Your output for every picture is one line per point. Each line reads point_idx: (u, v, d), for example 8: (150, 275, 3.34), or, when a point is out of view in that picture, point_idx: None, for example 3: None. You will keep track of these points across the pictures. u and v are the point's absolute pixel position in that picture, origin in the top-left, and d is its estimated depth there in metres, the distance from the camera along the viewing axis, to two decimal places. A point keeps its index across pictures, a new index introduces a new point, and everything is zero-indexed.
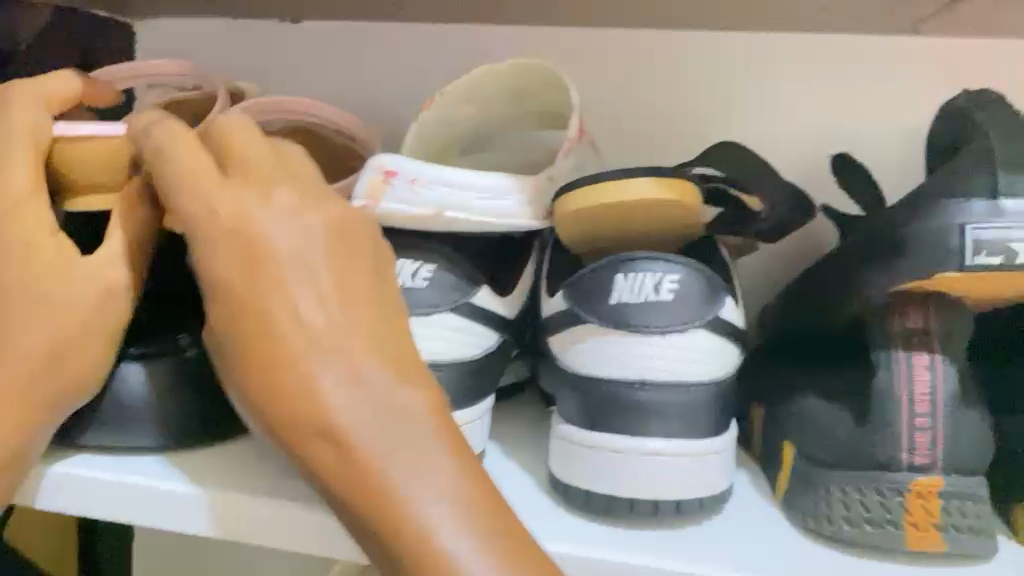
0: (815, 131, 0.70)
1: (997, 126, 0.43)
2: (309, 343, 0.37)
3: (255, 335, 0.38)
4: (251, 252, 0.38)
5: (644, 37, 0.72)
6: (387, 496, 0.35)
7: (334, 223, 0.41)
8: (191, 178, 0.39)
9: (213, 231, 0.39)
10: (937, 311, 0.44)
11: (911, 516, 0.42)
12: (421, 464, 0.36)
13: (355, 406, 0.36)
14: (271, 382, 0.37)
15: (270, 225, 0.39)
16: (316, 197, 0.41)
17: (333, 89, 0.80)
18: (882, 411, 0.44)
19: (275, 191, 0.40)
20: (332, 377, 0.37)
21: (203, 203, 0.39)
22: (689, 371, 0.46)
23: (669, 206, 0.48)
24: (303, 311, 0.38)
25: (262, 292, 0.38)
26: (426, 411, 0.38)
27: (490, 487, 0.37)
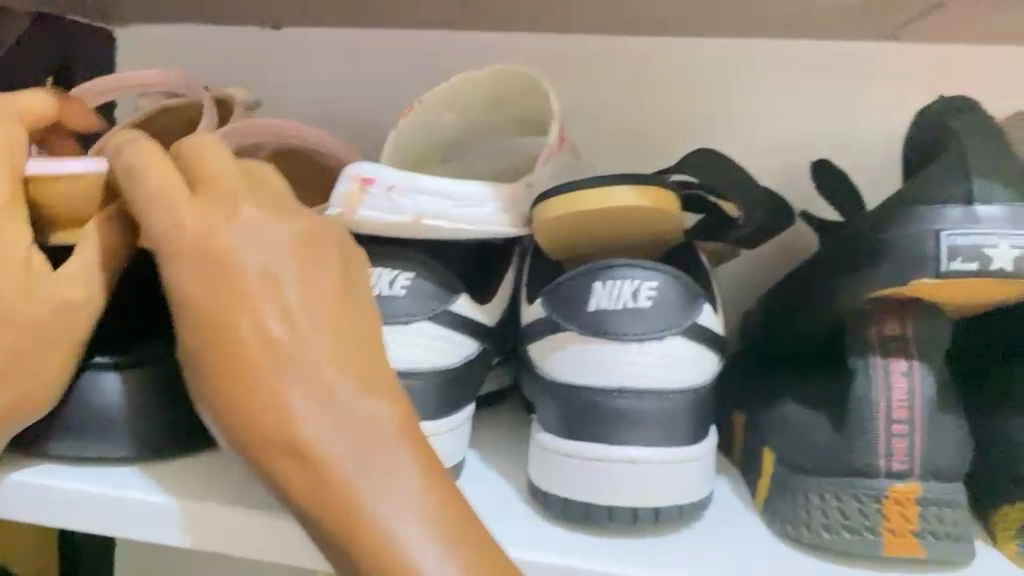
0: (795, 136, 0.70)
1: (972, 132, 0.43)
2: (277, 359, 0.37)
3: (221, 351, 0.37)
4: (218, 267, 0.38)
5: (625, 43, 0.73)
6: (354, 511, 0.35)
7: (302, 236, 0.40)
8: (159, 193, 0.39)
9: (181, 247, 0.38)
10: (913, 317, 0.44)
11: (888, 523, 0.42)
12: (389, 477, 0.36)
13: (323, 421, 0.36)
14: (235, 397, 0.37)
15: (235, 239, 0.38)
16: (287, 213, 0.41)
17: (314, 95, 0.79)
18: (859, 418, 0.44)
19: (243, 206, 0.39)
20: (298, 391, 0.37)
21: (173, 220, 0.39)
22: (667, 379, 0.46)
23: (647, 214, 0.48)
24: (268, 325, 0.38)
25: (226, 306, 0.38)
26: (394, 422, 0.38)
27: (458, 500, 0.37)
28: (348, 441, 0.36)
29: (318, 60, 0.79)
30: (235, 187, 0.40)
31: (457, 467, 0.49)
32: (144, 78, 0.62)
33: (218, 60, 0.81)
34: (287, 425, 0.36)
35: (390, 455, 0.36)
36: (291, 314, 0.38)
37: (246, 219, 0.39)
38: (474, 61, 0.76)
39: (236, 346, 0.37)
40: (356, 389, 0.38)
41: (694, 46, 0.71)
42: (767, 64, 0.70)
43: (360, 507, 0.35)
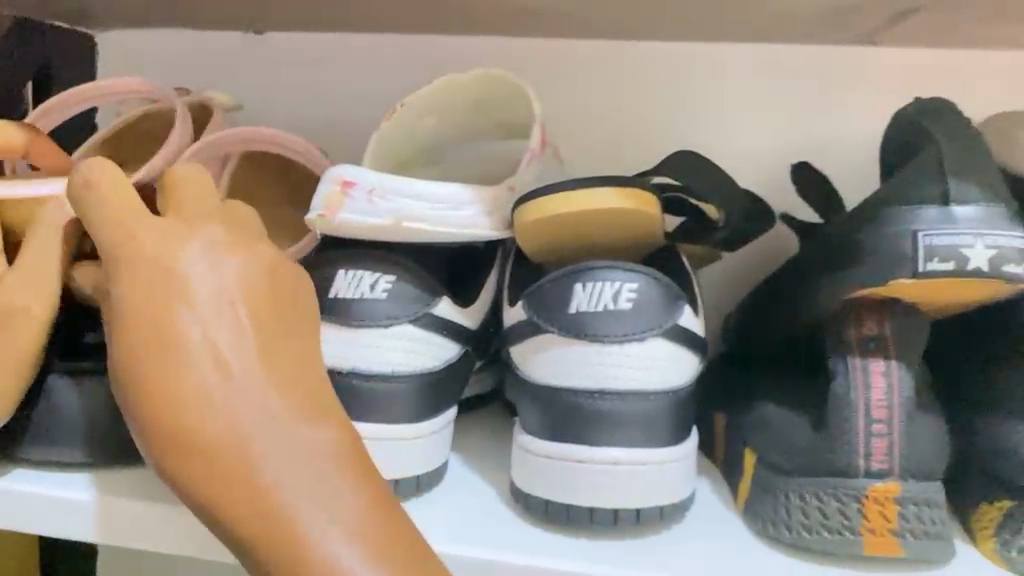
0: (777, 139, 0.71)
1: (946, 134, 0.43)
2: (216, 377, 0.37)
3: (157, 368, 0.37)
4: (166, 285, 0.38)
5: (607, 48, 0.73)
6: (283, 525, 0.35)
7: (257, 258, 0.41)
8: (122, 214, 0.40)
9: (132, 265, 0.39)
10: (892, 316, 0.45)
11: (869, 522, 0.42)
12: (321, 492, 0.35)
13: (261, 443, 0.36)
14: (166, 406, 0.36)
15: (184, 253, 0.39)
16: (244, 239, 0.42)
17: (296, 99, 0.79)
18: (838, 419, 0.44)
19: (200, 230, 0.40)
20: (230, 403, 0.36)
21: (129, 234, 0.40)
22: (649, 380, 0.46)
23: (629, 216, 0.48)
24: (208, 336, 0.38)
25: (163, 316, 0.38)
26: (334, 441, 0.37)
27: (399, 523, 0.36)
28: (281, 455, 0.36)
29: (299, 66, 0.79)
30: (199, 211, 0.42)
31: (440, 470, 0.49)
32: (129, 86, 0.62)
33: (199, 66, 0.81)
34: (219, 436, 0.36)
35: (325, 469, 0.36)
36: (234, 328, 0.38)
37: (204, 236, 0.40)
38: (458, 66, 0.76)
39: (171, 356, 0.37)
40: (294, 405, 0.38)
41: (676, 50, 0.72)
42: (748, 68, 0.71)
43: (289, 521, 0.35)
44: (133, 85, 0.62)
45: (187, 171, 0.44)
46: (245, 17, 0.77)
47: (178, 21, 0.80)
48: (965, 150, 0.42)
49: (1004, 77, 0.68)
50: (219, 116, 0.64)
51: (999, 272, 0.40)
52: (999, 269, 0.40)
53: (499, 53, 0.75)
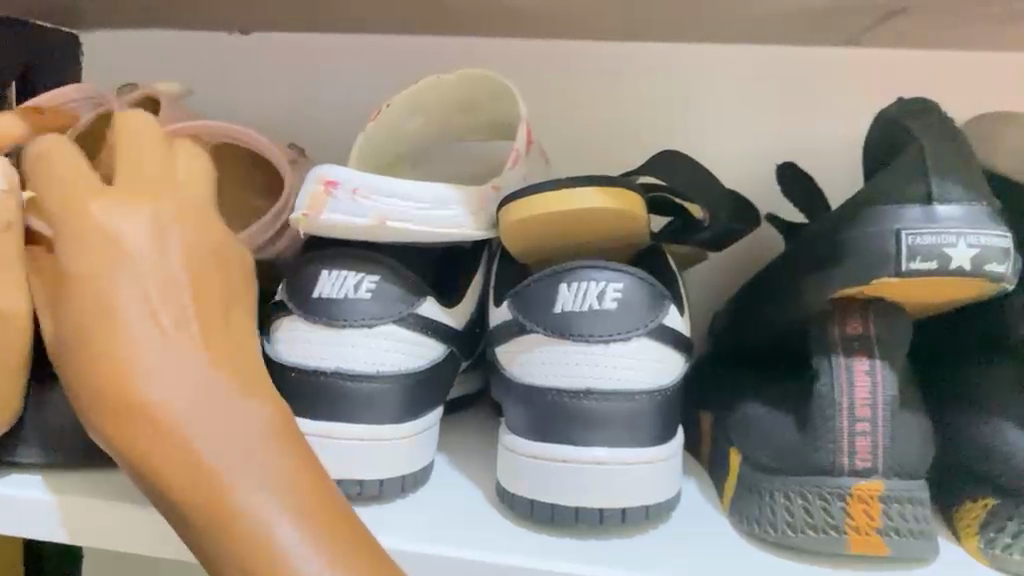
0: (761, 141, 0.71)
1: (928, 133, 0.44)
2: (147, 343, 0.39)
3: (95, 332, 0.40)
4: (105, 255, 0.41)
5: (592, 49, 0.73)
6: (202, 476, 0.36)
7: (200, 233, 0.45)
8: (77, 185, 0.44)
9: (76, 236, 0.42)
10: (876, 316, 0.45)
11: (853, 520, 0.42)
12: (244, 448, 0.37)
13: (185, 401, 0.38)
14: (102, 363, 0.39)
15: (124, 222, 0.42)
16: (186, 215, 0.45)
17: (280, 101, 0.79)
18: (823, 418, 0.44)
19: (141, 206, 0.43)
20: (162, 362, 0.39)
21: (79, 207, 0.43)
22: (635, 380, 0.46)
23: (615, 216, 0.48)
24: (144, 305, 0.40)
25: (102, 284, 0.41)
26: (265, 409, 0.39)
27: (327, 489, 0.37)
28: (206, 413, 0.38)
29: (286, 69, 0.79)
30: (147, 181, 0.45)
31: (426, 470, 0.49)
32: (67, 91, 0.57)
33: (184, 68, 0.81)
34: (146, 395, 0.38)
35: (250, 430, 0.38)
36: (174, 297, 0.41)
37: (147, 208, 0.43)
38: (443, 67, 0.76)
39: (110, 314, 0.40)
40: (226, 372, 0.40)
41: (659, 51, 0.72)
42: (733, 68, 0.71)
43: (209, 473, 0.36)
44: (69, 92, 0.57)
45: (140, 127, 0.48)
46: (230, 19, 0.77)
47: (162, 23, 0.79)
48: (948, 150, 0.42)
49: (988, 81, 0.68)
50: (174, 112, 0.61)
51: (981, 271, 0.40)
52: (981, 267, 0.40)
53: (484, 55, 0.75)
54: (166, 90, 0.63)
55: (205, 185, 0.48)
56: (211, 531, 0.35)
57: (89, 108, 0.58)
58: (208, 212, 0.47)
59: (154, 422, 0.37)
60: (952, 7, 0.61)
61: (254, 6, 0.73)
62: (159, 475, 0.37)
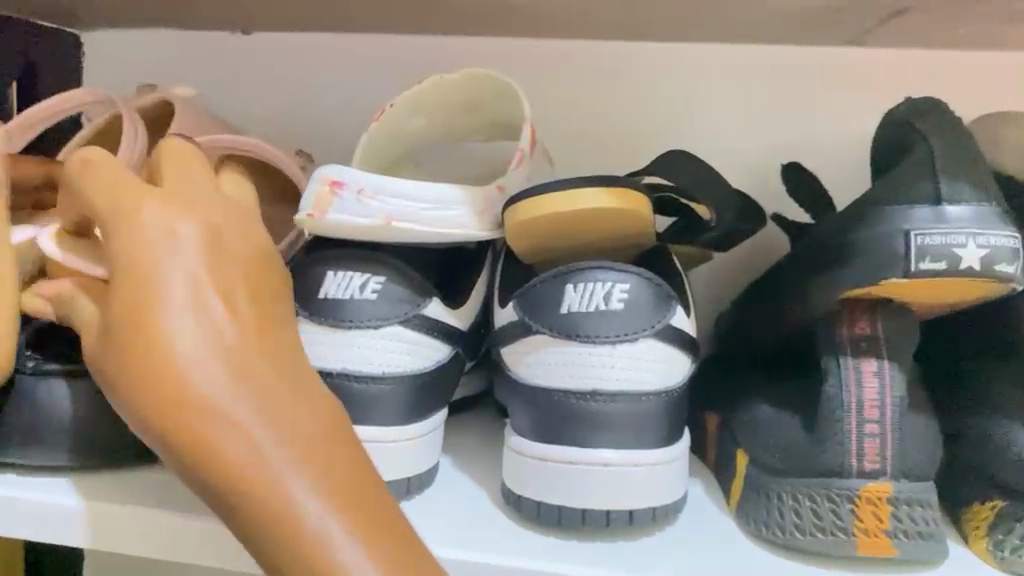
0: (765, 140, 0.71)
1: (935, 133, 0.43)
2: (200, 343, 0.37)
3: (147, 330, 0.37)
4: (157, 251, 0.39)
5: (595, 49, 0.73)
6: (258, 475, 0.35)
7: (246, 229, 0.43)
8: (120, 186, 0.41)
9: (123, 232, 0.40)
10: (883, 316, 0.44)
11: (862, 523, 0.42)
12: (298, 450, 0.36)
13: (242, 406, 0.37)
14: (156, 358, 0.37)
15: (175, 220, 0.40)
16: (234, 218, 0.43)
17: (281, 100, 0.78)
18: (831, 420, 0.44)
19: (191, 207, 0.41)
20: (215, 363, 0.37)
21: (127, 205, 0.40)
22: (641, 381, 0.46)
23: (620, 216, 0.48)
24: (197, 305, 0.38)
25: (153, 281, 0.38)
26: (316, 411, 0.38)
27: (376, 491, 0.37)
28: (261, 413, 0.37)
29: (288, 69, 0.78)
30: (189, 178, 0.43)
31: (431, 472, 0.49)
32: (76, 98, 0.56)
33: (185, 67, 0.80)
34: (203, 398, 0.36)
35: (302, 430, 0.37)
36: (225, 293, 0.39)
37: (195, 205, 0.42)
38: (445, 67, 0.76)
39: (161, 313, 0.38)
40: (276, 370, 0.39)
41: (662, 50, 0.72)
42: (736, 69, 0.71)
43: (264, 471, 0.35)
44: (80, 96, 0.57)
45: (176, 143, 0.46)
46: (232, 19, 0.77)
47: (164, 22, 0.79)
48: (956, 151, 0.42)
49: (993, 82, 0.68)
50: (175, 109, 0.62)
51: (990, 271, 0.40)
52: (990, 268, 0.40)
53: (486, 54, 0.75)
54: (181, 94, 0.63)
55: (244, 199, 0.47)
56: (264, 531, 0.35)
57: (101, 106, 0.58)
58: (254, 220, 0.44)
59: (210, 420, 0.36)
60: (956, 7, 0.61)
61: (256, 5, 0.73)
62: (214, 474, 0.36)
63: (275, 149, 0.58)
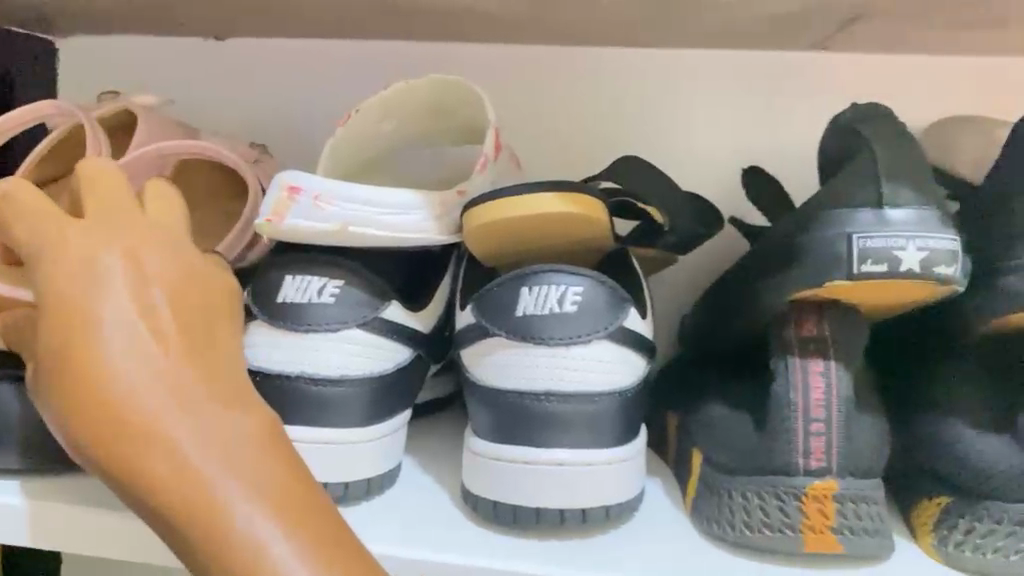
0: (729, 144, 0.71)
1: (878, 137, 0.44)
2: (135, 366, 0.37)
3: (80, 358, 0.37)
4: (90, 278, 0.39)
5: (561, 55, 0.74)
6: (199, 498, 0.35)
7: (176, 254, 0.42)
8: (52, 217, 0.41)
9: (56, 261, 0.39)
10: (831, 317, 0.45)
11: (808, 520, 0.43)
12: (237, 467, 0.36)
13: (180, 428, 0.36)
14: (92, 389, 0.37)
15: (103, 247, 0.40)
16: (166, 241, 0.42)
17: (251, 104, 0.79)
18: (779, 420, 0.45)
19: (122, 230, 0.41)
20: (152, 386, 0.37)
21: (57, 236, 0.40)
22: (595, 381, 0.47)
23: (574, 221, 0.48)
24: (131, 329, 0.38)
25: (85, 308, 0.38)
26: (256, 428, 0.38)
27: (318, 502, 0.37)
28: (199, 436, 0.36)
29: (260, 74, 0.79)
30: (117, 201, 0.43)
31: (392, 473, 0.50)
32: (37, 111, 0.59)
33: (157, 72, 0.81)
34: (140, 425, 0.36)
35: (242, 445, 0.37)
36: (158, 319, 0.39)
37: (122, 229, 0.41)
38: (413, 71, 0.76)
39: (94, 340, 0.37)
40: (211, 389, 0.38)
41: (627, 55, 0.73)
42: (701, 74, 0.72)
43: (205, 492, 0.35)
44: (43, 108, 0.59)
45: (99, 164, 0.44)
46: (205, 25, 0.77)
47: (136, 28, 0.80)
48: (897, 154, 0.43)
49: (957, 84, 0.69)
50: (144, 119, 0.62)
51: (929, 273, 0.41)
52: (929, 270, 0.41)
53: (454, 60, 0.76)
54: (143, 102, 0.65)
55: (178, 209, 0.46)
56: (209, 551, 0.35)
57: (66, 115, 0.60)
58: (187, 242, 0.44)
59: (153, 447, 0.36)
60: (915, 12, 0.62)
61: (228, 9, 0.73)
62: (156, 500, 0.36)
63: (232, 154, 0.60)
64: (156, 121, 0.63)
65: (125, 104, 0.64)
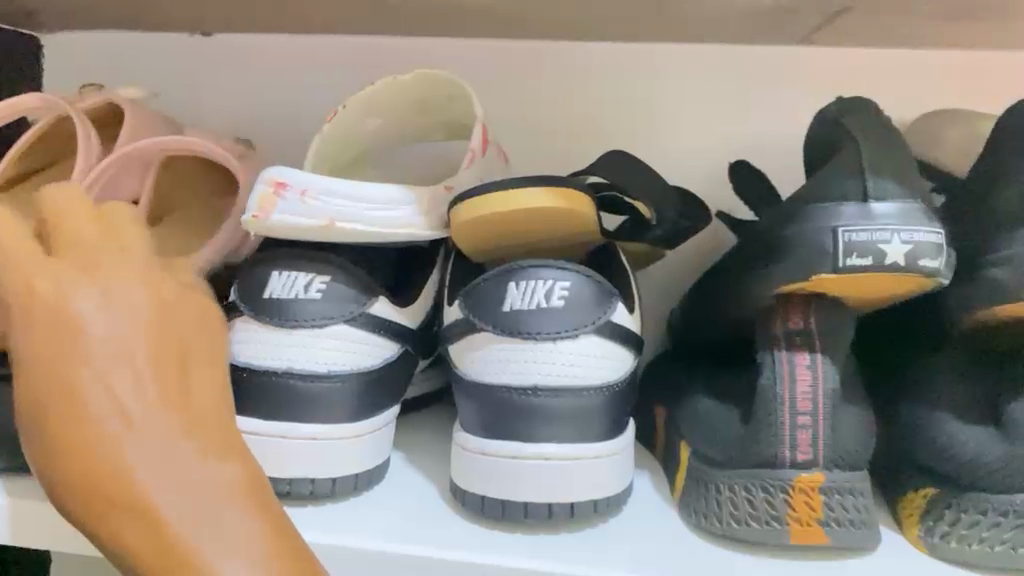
0: (716, 138, 0.72)
1: (864, 131, 0.44)
2: (113, 420, 0.37)
3: (60, 419, 0.37)
4: (67, 331, 0.39)
5: (547, 49, 0.73)
6: (183, 554, 0.34)
7: (150, 296, 0.43)
8: (27, 264, 0.42)
9: (35, 315, 0.40)
10: (818, 309, 0.45)
11: (795, 512, 0.43)
12: (220, 521, 0.35)
13: (159, 481, 0.36)
14: (72, 442, 0.37)
15: (80, 299, 0.40)
16: (140, 284, 0.43)
17: (236, 98, 0.79)
18: (765, 413, 0.45)
19: (98, 281, 0.42)
20: (131, 440, 0.37)
21: (32, 284, 0.41)
22: (581, 376, 0.47)
23: (561, 215, 0.48)
24: (108, 382, 0.38)
25: (63, 365, 0.38)
26: (236, 476, 0.38)
27: (301, 552, 0.36)
28: (183, 481, 0.36)
29: (246, 70, 0.78)
30: (89, 245, 0.44)
31: (381, 469, 0.50)
32: (22, 105, 0.58)
33: (142, 67, 0.80)
34: (120, 482, 0.36)
35: (224, 491, 0.36)
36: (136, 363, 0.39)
37: (89, 267, 0.42)
38: (398, 65, 0.76)
39: (72, 398, 0.37)
40: (194, 434, 0.38)
41: (613, 50, 0.73)
42: (686, 68, 0.72)
43: (188, 550, 0.34)
44: (30, 101, 0.59)
45: (67, 201, 0.46)
46: (190, 20, 0.77)
47: (120, 23, 0.79)
48: (882, 147, 0.44)
49: (941, 77, 0.69)
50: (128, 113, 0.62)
51: (914, 266, 0.41)
52: (914, 263, 0.41)
53: (440, 53, 0.76)
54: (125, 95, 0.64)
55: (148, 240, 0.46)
56: None
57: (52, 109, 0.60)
58: (162, 282, 0.44)
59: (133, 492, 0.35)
60: (898, 5, 0.63)
61: (212, 4, 0.73)
62: (140, 557, 0.35)
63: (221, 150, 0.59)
64: (143, 116, 0.63)
65: (110, 97, 0.64)
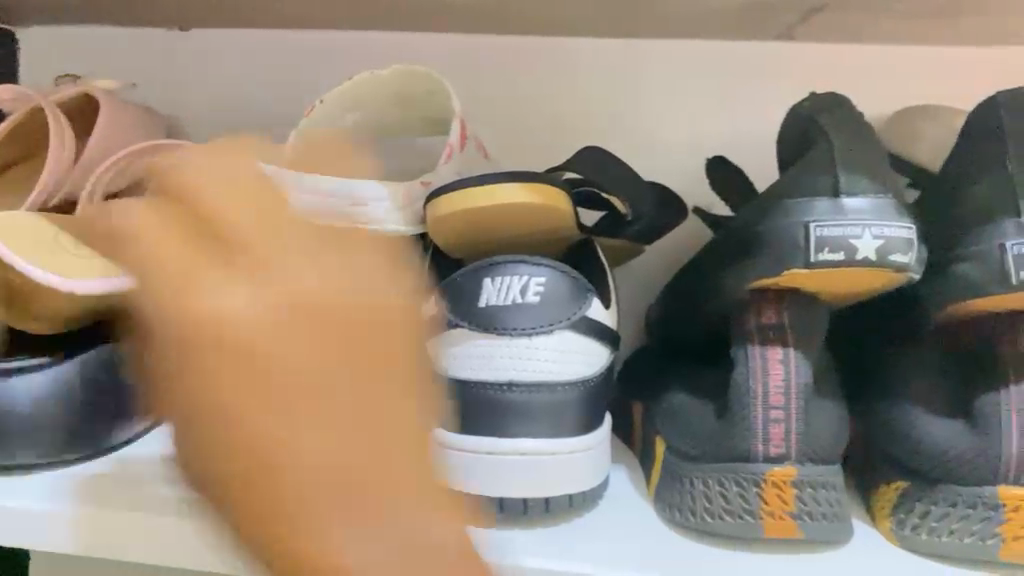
0: (694, 135, 0.72)
1: (836, 127, 0.45)
2: (291, 462, 0.30)
3: (236, 454, 0.31)
4: (252, 354, 0.31)
5: (526, 46, 0.73)
6: None
7: (346, 283, 0.37)
8: (194, 264, 0.34)
9: (210, 334, 0.32)
10: (791, 305, 0.46)
11: (768, 505, 0.44)
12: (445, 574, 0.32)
13: (369, 542, 0.31)
14: (225, 473, 0.31)
15: (237, 313, 0.32)
16: (358, 284, 0.37)
17: (215, 94, 0.78)
18: (738, 407, 0.45)
19: (265, 270, 0.34)
20: (333, 496, 0.30)
21: (193, 292, 0.33)
22: (555, 371, 0.47)
23: (537, 210, 0.49)
24: (287, 420, 0.31)
25: (276, 395, 0.31)
26: (450, 532, 0.35)
27: None
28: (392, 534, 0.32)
29: (227, 67, 0.78)
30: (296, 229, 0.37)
31: None
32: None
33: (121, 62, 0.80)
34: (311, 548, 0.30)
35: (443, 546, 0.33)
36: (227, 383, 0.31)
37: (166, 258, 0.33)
38: (377, 62, 0.76)
39: (245, 440, 0.31)
40: (394, 484, 0.32)
41: (593, 46, 0.73)
42: (664, 65, 0.72)
43: None
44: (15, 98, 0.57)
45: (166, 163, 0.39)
46: (168, 15, 0.76)
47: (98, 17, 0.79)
48: (855, 143, 0.44)
49: (916, 77, 0.70)
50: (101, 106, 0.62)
51: (885, 261, 0.41)
52: (885, 258, 0.41)
53: (420, 50, 0.75)
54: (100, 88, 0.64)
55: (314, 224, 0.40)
56: None
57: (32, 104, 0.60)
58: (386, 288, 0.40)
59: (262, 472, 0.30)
60: (872, 4, 0.63)
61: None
62: None
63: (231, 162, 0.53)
64: (118, 109, 0.62)
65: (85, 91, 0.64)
